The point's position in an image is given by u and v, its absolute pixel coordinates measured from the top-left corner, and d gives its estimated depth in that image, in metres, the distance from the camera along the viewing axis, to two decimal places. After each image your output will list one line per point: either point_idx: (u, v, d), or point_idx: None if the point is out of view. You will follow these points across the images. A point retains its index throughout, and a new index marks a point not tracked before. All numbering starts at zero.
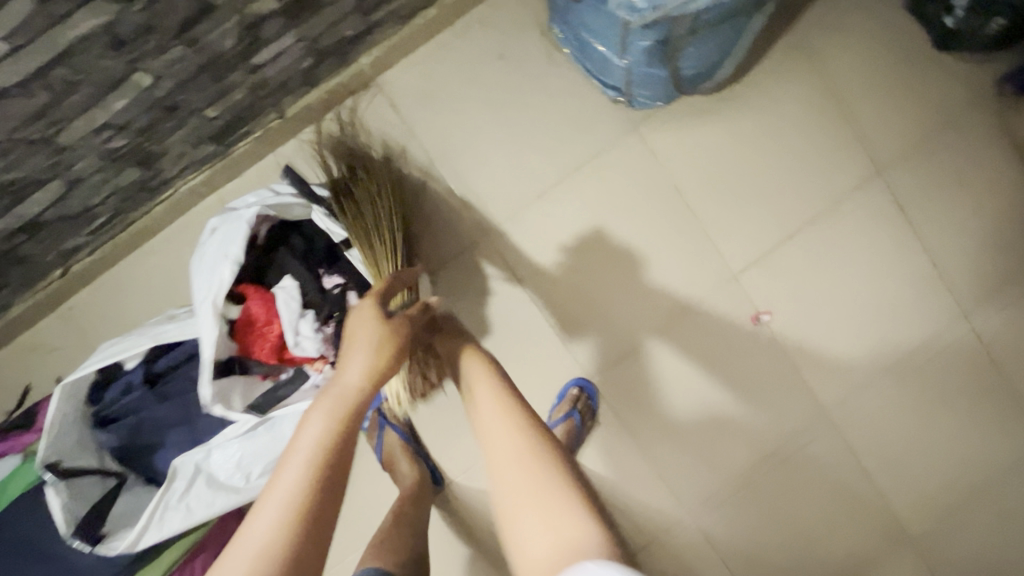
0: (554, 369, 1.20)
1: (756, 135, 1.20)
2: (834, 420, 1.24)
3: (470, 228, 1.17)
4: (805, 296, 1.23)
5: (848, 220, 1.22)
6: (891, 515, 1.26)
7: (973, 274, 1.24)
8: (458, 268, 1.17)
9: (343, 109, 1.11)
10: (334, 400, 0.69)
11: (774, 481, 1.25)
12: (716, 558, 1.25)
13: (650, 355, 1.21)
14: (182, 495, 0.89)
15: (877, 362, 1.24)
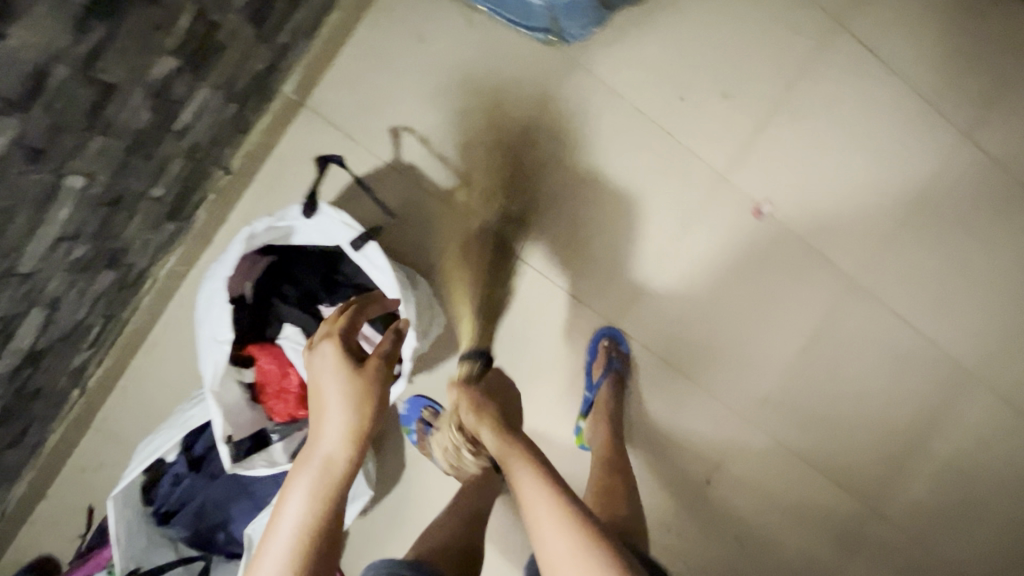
0: (577, 321, 1.26)
1: (712, 44, 1.20)
2: (860, 285, 1.29)
3: (450, 211, 1.21)
4: (809, 186, 1.26)
5: (827, 101, 1.23)
6: (944, 353, 1.31)
7: (960, 99, 1.25)
8: (454, 251, 1.22)
9: (283, 141, 1.12)
10: (315, 475, 0.75)
11: (822, 362, 1.31)
12: (788, 446, 1.32)
13: (671, 283, 1.27)
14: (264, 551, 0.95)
15: (892, 227, 1.28)
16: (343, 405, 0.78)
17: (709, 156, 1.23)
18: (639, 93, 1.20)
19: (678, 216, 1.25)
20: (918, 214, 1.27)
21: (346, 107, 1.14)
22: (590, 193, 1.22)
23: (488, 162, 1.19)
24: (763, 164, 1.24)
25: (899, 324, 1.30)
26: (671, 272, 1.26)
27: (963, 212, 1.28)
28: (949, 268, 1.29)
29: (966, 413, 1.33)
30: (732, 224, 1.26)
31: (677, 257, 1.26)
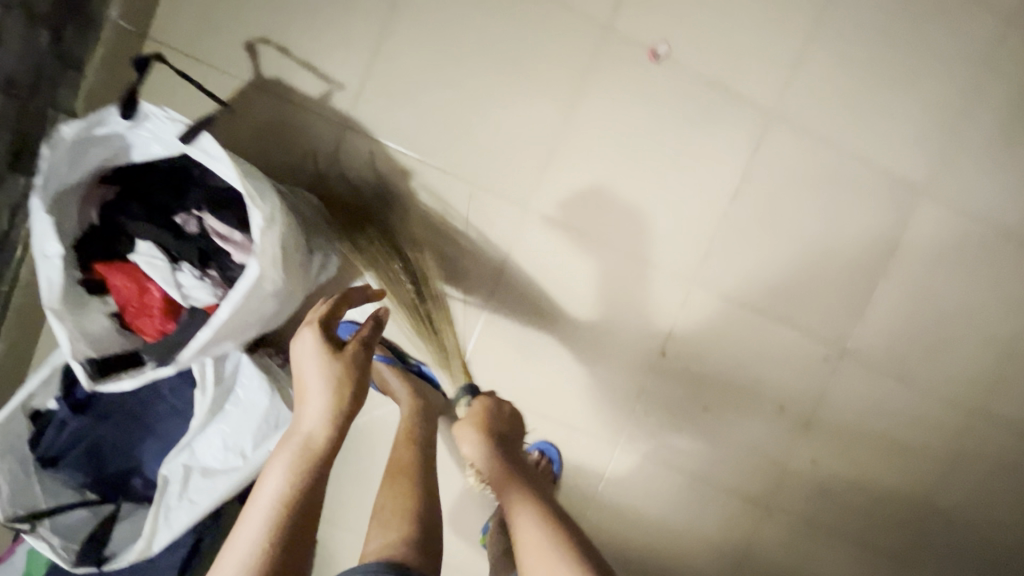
0: (567, 438, 1.13)
1: (847, 275, 1.14)
2: (867, 438, 1.20)
3: (513, 265, 1.07)
4: (852, 456, 1.20)
5: (909, 389, 1.19)
6: (945, 410, 1.21)
7: (981, 149, 1.14)
8: (496, 307, 1.08)
9: (386, 109, 1.01)
10: (295, 452, 0.76)
11: (797, 495, 1.20)
12: (727, 554, 1.20)
13: (685, 468, 1.17)
14: (181, 492, 0.78)
15: (938, 412, 1.21)
16: (323, 385, 0.79)
17: (790, 378, 1.16)
18: (766, 280, 1.12)
19: (731, 413, 1.16)
20: (962, 416, 1.22)
21: (492, 120, 1.03)
22: (667, 340, 1.12)
23: (593, 250, 1.08)
24: (829, 414, 1.18)
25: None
26: (692, 460, 1.17)
27: (999, 429, 1.24)
28: (959, 475, 1.24)
29: (934, 482, 1.23)
30: (771, 451, 1.18)
31: (704, 449, 1.17)
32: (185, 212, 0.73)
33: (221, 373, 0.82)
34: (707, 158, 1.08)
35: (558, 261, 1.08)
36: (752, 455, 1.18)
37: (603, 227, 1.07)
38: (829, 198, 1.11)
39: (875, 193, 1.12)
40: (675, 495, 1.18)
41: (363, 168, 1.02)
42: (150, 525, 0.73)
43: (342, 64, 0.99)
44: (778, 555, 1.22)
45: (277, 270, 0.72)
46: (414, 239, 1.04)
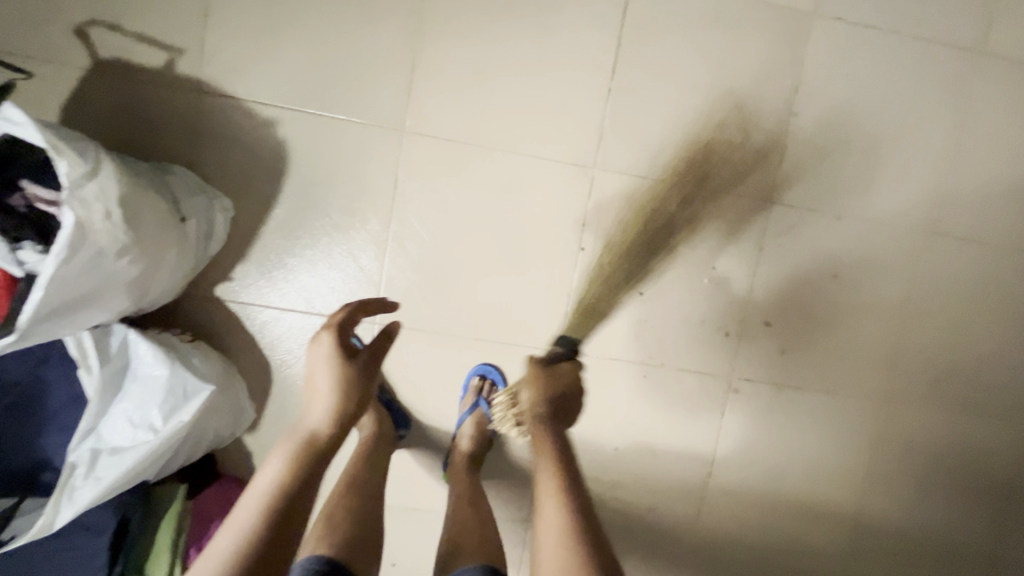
0: (509, 356, 1.09)
1: (755, 124, 1.08)
2: (819, 287, 1.14)
3: (405, 192, 1.03)
4: (810, 310, 1.14)
5: (852, 229, 1.13)
6: (896, 240, 1.15)
7: None
8: (400, 239, 1.04)
9: (232, 62, 0.97)
10: (296, 446, 0.74)
11: (762, 362, 1.15)
12: (703, 436, 1.15)
13: (639, 363, 1.12)
14: (88, 471, 0.78)
15: (891, 248, 1.15)
16: (334, 387, 0.76)
17: (721, 243, 1.10)
18: (669, 148, 1.07)
19: (670, 295, 1.11)
20: (919, 248, 1.15)
21: (348, 48, 0.99)
22: (583, 233, 1.07)
23: (482, 158, 1.04)
24: (773, 273, 1.12)
25: (854, 482, 1.20)
26: (643, 353, 1.12)
27: (963, 254, 1.16)
28: (930, 309, 1.17)
29: (903, 317, 1.17)
30: (723, 323, 1.13)
31: (654, 340, 1.12)
32: (15, 194, 0.72)
33: (107, 351, 0.81)
34: (578, 35, 1.03)
35: (451, 181, 1.04)
36: (704, 333, 1.13)
37: (489, 134, 1.04)
38: (717, 48, 1.05)
39: (765, 32, 1.06)
40: (635, 393, 1.13)
41: (228, 129, 0.99)
42: (52, 506, 0.75)
43: (174, 26, 0.96)
44: (757, 430, 1.16)
45: (117, 228, 0.70)
46: (299, 191, 1.02)
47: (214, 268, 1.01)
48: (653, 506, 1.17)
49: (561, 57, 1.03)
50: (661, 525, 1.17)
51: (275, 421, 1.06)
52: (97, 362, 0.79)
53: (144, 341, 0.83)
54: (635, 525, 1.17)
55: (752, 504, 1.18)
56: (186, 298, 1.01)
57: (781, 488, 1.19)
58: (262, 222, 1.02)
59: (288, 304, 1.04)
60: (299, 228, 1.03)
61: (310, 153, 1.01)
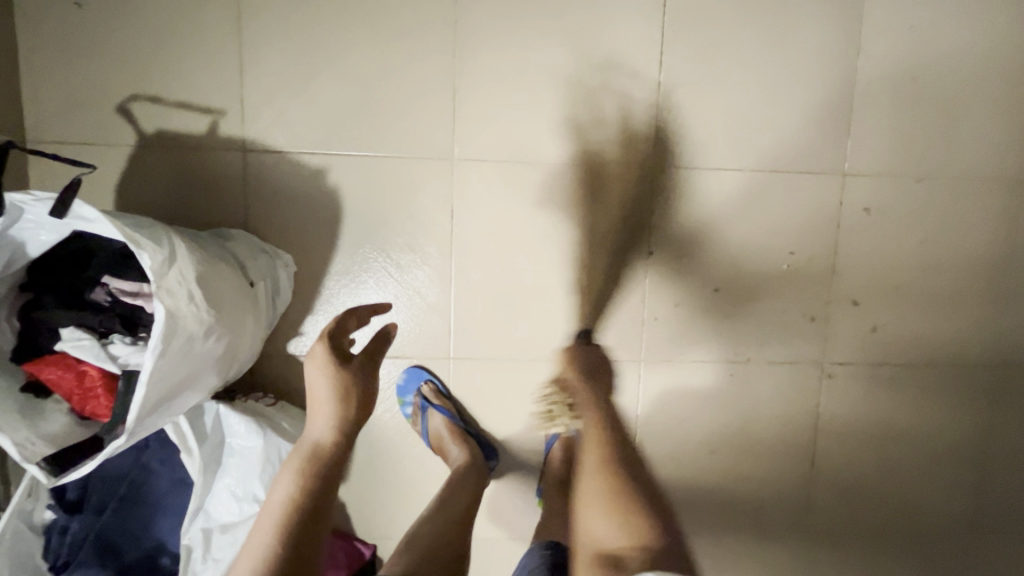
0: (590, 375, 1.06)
1: (817, 96, 1.01)
2: (906, 258, 1.07)
3: (463, 222, 1.00)
4: (900, 283, 1.08)
5: (936, 190, 1.06)
6: (984, 196, 1.07)
7: None
8: (463, 270, 1.02)
9: (275, 117, 0.95)
10: (302, 456, 0.75)
11: (854, 345, 1.09)
12: (801, 429, 1.10)
13: (727, 362, 1.07)
14: (205, 553, 0.78)
15: (979, 203, 1.07)
16: (331, 397, 0.76)
17: (796, 226, 1.04)
18: (730, 136, 1.01)
19: (749, 288, 1.05)
20: (1010, 197, 1.07)
21: (387, 84, 0.96)
22: (650, 237, 1.03)
23: (535, 177, 1.00)
24: (855, 248, 1.06)
25: (971, 452, 1.13)
26: (728, 352, 1.07)
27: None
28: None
29: (1000, 277, 1.09)
30: (808, 309, 1.07)
31: (738, 336, 1.07)
32: (99, 288, 0.70)
33: (202, 430, 0.80)
34: (619, 33, 0.97)
35: (509, 202, 1.01)
36: (791, 321, 1.07)
37: (540, 149, 0.99)
38: (767, 22, 0.99)
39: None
40: (726, 393, 1.08)
41: (279, 184, 0.97)
42: None
43: (212, 90, 0.94)
44: (857, 414, 1.11)
45: (201, 309, 0.69)
46: (356, 236, 0.99)
47: (284, 325, 1.00)
48: (759, 506, 1.12)
49: (604, 59, 0.98)
50: (772, 525, 1.12)
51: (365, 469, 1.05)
52: (195, 443, 0.79)
53: (236, 415, 0.82)
54: (744, 528, 1.12)
55: (865, 491, 1.13)
56: (261, 359, 1.00)
57: (893, 471, 1.12)
58: (325, 272, 1.00)
59: (361, 350, 1.02)
60: (361, 273, 1.01)
61: (362, 198, 0.98)
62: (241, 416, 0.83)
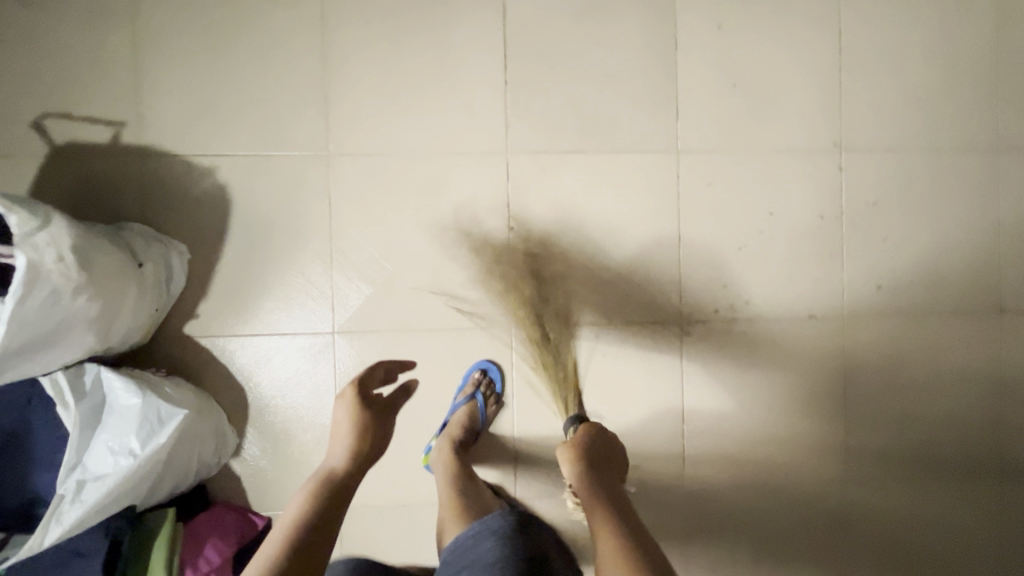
0: (465, 343, 1.16)
1: (644, 87, 1.17)
2: (745, 224, 1.19)
3: (339, 209, 1.13)
4: (744, 246, 1.19)
5: (766, 161, 1.19)
6: (810, 164, 1.20)
7: None
8: (342, 252, 1.14)
9: (169, 127, 1.10)
10: (319, 480, 0.85)
11: (707, 305, 1.19)
12: (666, 386, 1.18)
13: (592, 325, 1.17)
14: (73, 500, 0.85)
15: (806, 171, 1.20)
16: (351, 431, 0.90)
17: (639, 200, 1.17)
18: (572, 124, 1.16)
19: (605, 257, 1.17)
20: (835, 163, 1.20)
21: (267, 95, 1.11)
22: (509, 215, 1.16)
23: (401, 167, 1.14)
24: (698, 215, 1.18)
25: (836, 401, 1.20)
26: (589, 314, 1.17)
27: (881, 161, 1.20)
28: (862, 219, 1.20)
29: (835, 237, 1.20)
30: (660, 274, 1.18)
31: (600, 300, 1.17)
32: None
33: (82, 388, 0.89)
34: (466, 43, 1.14)
35: (381, 189, 1.14)
36: (647, 284, 1.18)
37: (405, 143, 1.14)
38: (595, 26, 1.15)
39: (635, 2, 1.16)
40: (594, 354, 1.17)
41: (173, 183, 1.10)
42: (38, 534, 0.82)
43: (113, 106, 1.09)
44: (719, 370, 1.19)
45: (71, 269, 0.81)
46: (244, 227, 1.12)
47: (181, 308, 1.11)
48: (636, 462, 1.18)
49: (455, 64, 1.14)
50: (651, 479, 1.18)
51: (258, 442, 1.13)
52: (73, 399, 0.87)
53: (118, 378, 0.91)
54: (625, 483, 1.18)
55: (737, 443, 1.19)
56: (158, 340, 1.10)
57: (761, 422, 1.19)
58: (215, 259, 1.11)
59: (251, 328, 1.13)
60: (249, 260, 1.12)
61: (249, 192, 1.12)
62: (124, 379, 0.91)
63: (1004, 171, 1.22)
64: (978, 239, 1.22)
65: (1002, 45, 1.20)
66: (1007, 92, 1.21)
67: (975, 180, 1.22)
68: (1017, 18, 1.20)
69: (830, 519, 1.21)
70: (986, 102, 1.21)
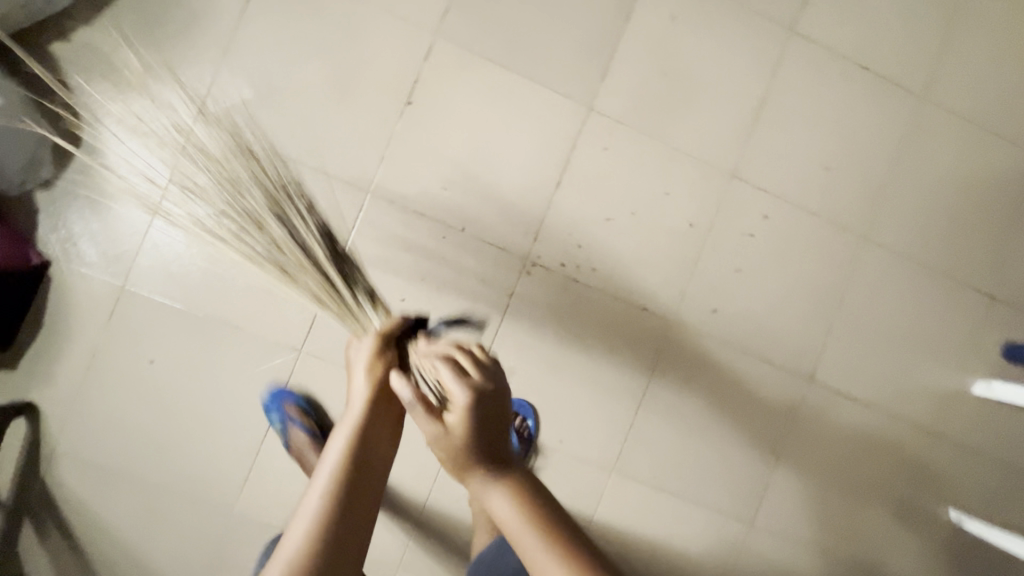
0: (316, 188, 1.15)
1: (582, 36, 1.21)
2: (620, 201, 1.23)
3: (255, 13, 1.14)
4: (611, 219, 1.23)
5: (662, 155, 1.24)
6: (699, 176, 1.26)
7: None
8: (240, 52, 1.13)
9: None
10: (351, 420, 0.70)
11: (555, 257, 1.21)
12: (486, 312, 1.19)
13: (443, 227, 1.18)
14: None
15: (693, 181, 1.25)
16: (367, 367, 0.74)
17: (535, 135, 1.21)
18: (504, 39, 1.19)
19: (483, 170, 1.19)
20: (723, 185, 1.26)
21: None
22: (410, 91, 1.17)
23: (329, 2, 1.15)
24: (583, 174, 1.22)
25: (634, 394, 1.24)
26: (444, 215, 1.18)
27: (760, 203, 1.27)
28: (726, 245, 1.26)
29: (695, 250, 1.25)
30: (526, 209, 1.21)
31: (460, 207, 1.19)
32: None
33: None
34: None
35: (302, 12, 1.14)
36: (510, 213, 1.20)
37: None
38: None
39: None
40: (432, 256, 1.18)
41: None
42: None
43: None
44: (541, 319, 1.21)
45: None
46: None
47: (56, 30, 1.09)
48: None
49: None
50: None
51: (70, 189, 1.10)
52: None
53: None
54: None
55: (529, 392, 1.21)
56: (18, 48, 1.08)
57: (559, 384, 1.22)
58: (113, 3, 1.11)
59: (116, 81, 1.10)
60: (144, 17, 1.11)
61: None
62: None
63: (864, 258, 1.30)
64: (818, 307, 1.29)
65: (904, 149, 1.30)
66: (892, 192, 1.30)
67: (836, 256, 1.29)
68: (925, 134, 1.30)
69: (583, 499, 1.24)
70: (871, 194, 1.30)
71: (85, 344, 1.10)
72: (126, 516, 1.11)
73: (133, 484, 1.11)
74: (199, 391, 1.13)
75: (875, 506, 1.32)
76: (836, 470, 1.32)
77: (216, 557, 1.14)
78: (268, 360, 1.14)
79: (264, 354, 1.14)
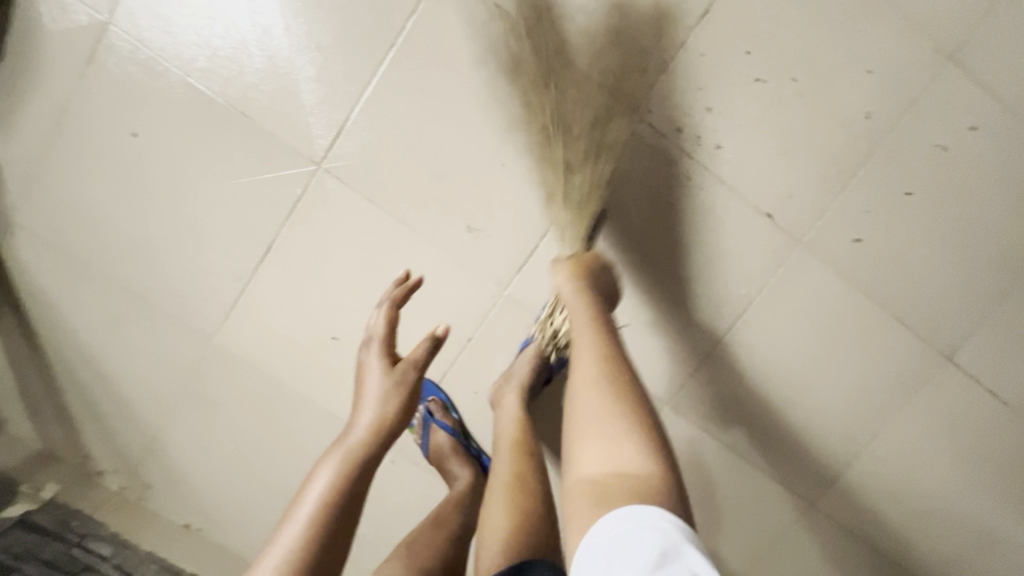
0: None
1: None
2: (781, 60, 0.88)
3: None
4: (760, 81, 0.88)
5: (858, 4, 0.87)
6: (900, 48, 0.88)
7: None
8: None
9: None
10: (342, 454, 0.65)
11: (669, 119, 0.89)
12: (561, 171, 0.90)
13: (533, 42, 0.87)
14: None
15: (889, 53, 0.88)
16: (377, 395, 0.68)
17: None
18: None
19: None
20: (930, 71, 0.89)
21: None
22: None
23: None
24: (740, 9, 0.86)
25: (718, 322, 0.96)
26: (536, 25, 0.86)
27: (971, 106, 0.90)
28: (902, 156, 0.91)
29: (860, 152, 0.91)
30: (648, 43, 0.87)
31: (559, 18, 0.86)
32: None
33: None
34: None
35: None
36: (624, 44, 0.87)
37: None
38: None
39: None
40: (509, 80, 0.88)
41: None
42: None
43: None
44: (629, 197, 0.92)
45: None
46: None
47: None
48: (473, 227, 0.92)
49: None
50: (476, 258, 0.93)
51: None
52: None
53: None
54: (446, 242, 0.92)
55: None
56: None
57: (627, 287, 0.95)
58: None
59: None
60: None
61: None
62: None
63: None
64: (999, 269, 0.95)
65: None
66: None
67: None
68: None
69: None
70: None
71: (57, 92, 0.87)
72: (88, 310, 0.95)
73: (102, 279, 0.93)
74: (184, 185, 0.90)
75: (978, 532, 1.04)
76: (941, 479, 1.02)
77: (182, 383, 0.97)
78: (271, 165, 0.89)
79: (268, 157, 0.89)
